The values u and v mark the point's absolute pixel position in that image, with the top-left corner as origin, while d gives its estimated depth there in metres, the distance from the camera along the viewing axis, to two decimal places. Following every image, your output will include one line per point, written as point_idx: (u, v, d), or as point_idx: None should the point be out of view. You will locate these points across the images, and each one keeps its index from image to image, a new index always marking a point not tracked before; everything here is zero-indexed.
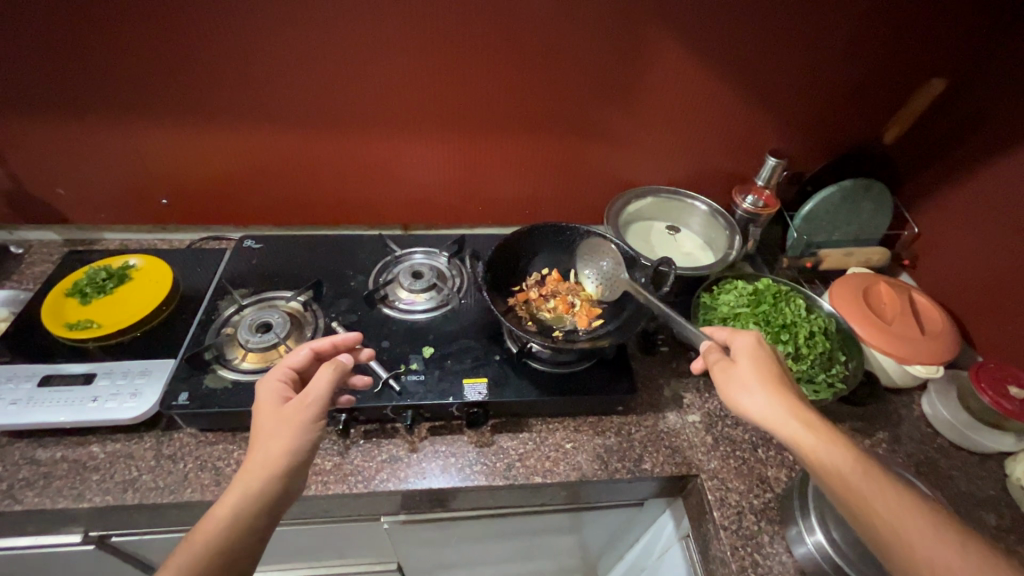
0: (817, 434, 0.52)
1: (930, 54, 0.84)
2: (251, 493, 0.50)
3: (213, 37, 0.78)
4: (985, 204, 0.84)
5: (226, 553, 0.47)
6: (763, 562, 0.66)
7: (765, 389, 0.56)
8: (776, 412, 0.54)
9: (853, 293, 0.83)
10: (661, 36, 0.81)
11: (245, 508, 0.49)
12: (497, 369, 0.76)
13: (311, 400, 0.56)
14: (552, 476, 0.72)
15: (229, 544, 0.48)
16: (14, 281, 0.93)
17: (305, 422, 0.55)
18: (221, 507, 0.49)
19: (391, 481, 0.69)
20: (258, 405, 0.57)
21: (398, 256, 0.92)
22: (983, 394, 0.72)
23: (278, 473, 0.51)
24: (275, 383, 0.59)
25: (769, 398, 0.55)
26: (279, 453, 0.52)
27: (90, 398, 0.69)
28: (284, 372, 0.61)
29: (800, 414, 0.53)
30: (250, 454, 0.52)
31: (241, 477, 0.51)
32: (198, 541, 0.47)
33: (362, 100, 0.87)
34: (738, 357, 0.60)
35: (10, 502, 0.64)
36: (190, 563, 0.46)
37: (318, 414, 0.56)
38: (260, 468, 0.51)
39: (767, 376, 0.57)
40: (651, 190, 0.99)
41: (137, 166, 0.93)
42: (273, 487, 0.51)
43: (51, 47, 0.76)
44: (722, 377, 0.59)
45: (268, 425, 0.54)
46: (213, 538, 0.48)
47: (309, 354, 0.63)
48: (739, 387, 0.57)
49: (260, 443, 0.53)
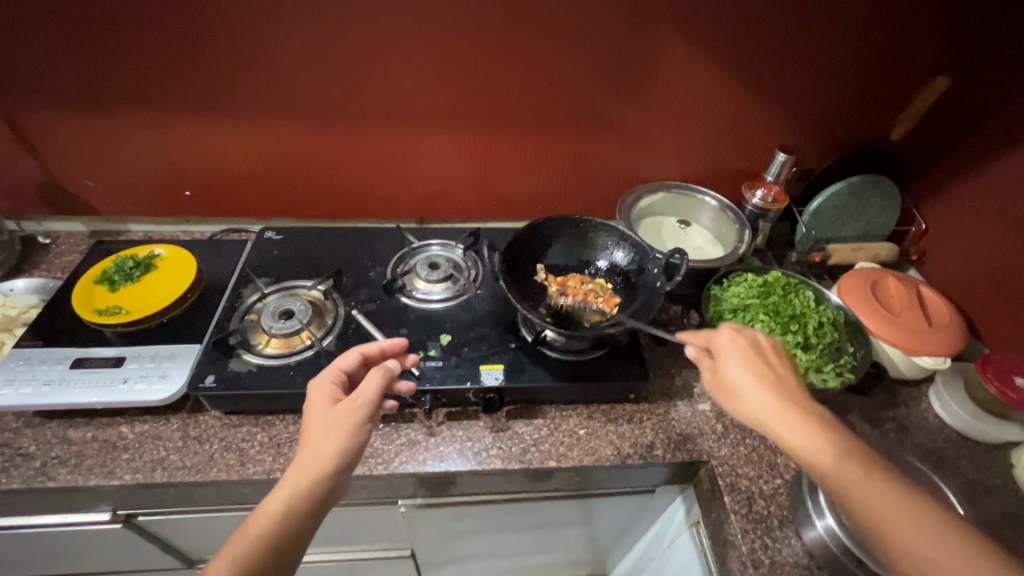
0: (804, 429, 0.53)
1: (936, 49, 0.85)
2: (301, 491, 0.54)
3: (238, 34, 0.80)
4: (993, 198, 0.85)
5: (276, 546, 0.52)
6: (773, 544, 0.67)
7: (756, 386, 0.58)
8: (767, 408, 0.56)
9: (861, 286, 0.86)
10: (674, 31, 0.83)
11: (294, 506, 0.53)
12: (512, 357, 0.77)
13: (360, 403, 0.59)
14: (567, 461, 0.74)
15: (280, 538, 0.52)
16: (42, 270, 0.96)
17: (353, 425, 0.57)
18: (272, 503, 0.53)
19: (410, 463, 0.72)
20: (311, 407, 0.61)
21: (415, 248, 0.94)
22: (989, 385, 0.73)
23: (326, 474, 0.55)
24: (327, 384, 0.62)
25: (761, 395, 0.57)
26: (329, 455, 0.55)
27: (120, 379, 0.72)
28: (335, 373, 0.64)
29: (790, 410, 0.55)
30: (300, 453, 0.56)
31: (291, 477, 0.55)
32: (251, 532, 0.52)
33: (380, 96, 0.90)
34: (722, 358, 0.62)
35: (44, 479, 0.66)
36: (245, 552, 0.51)
37: (366, 417, 0.58)
38: (310, 468, 0.55)
39: (758, 372, 0.59)
40: (662, 185, 1.01)
41: (163, 159, 0.96)
42: (320, 487, 0.54)
43: (82, 40, 0.79)
44: (715, 381, 0.62)
45: (319, 426, 0.58)
46: (266, 531, 0.52)
47: (359, 357, 0.66)
48: (731, 385, 0.59)
49: (311, 442, 0.56)
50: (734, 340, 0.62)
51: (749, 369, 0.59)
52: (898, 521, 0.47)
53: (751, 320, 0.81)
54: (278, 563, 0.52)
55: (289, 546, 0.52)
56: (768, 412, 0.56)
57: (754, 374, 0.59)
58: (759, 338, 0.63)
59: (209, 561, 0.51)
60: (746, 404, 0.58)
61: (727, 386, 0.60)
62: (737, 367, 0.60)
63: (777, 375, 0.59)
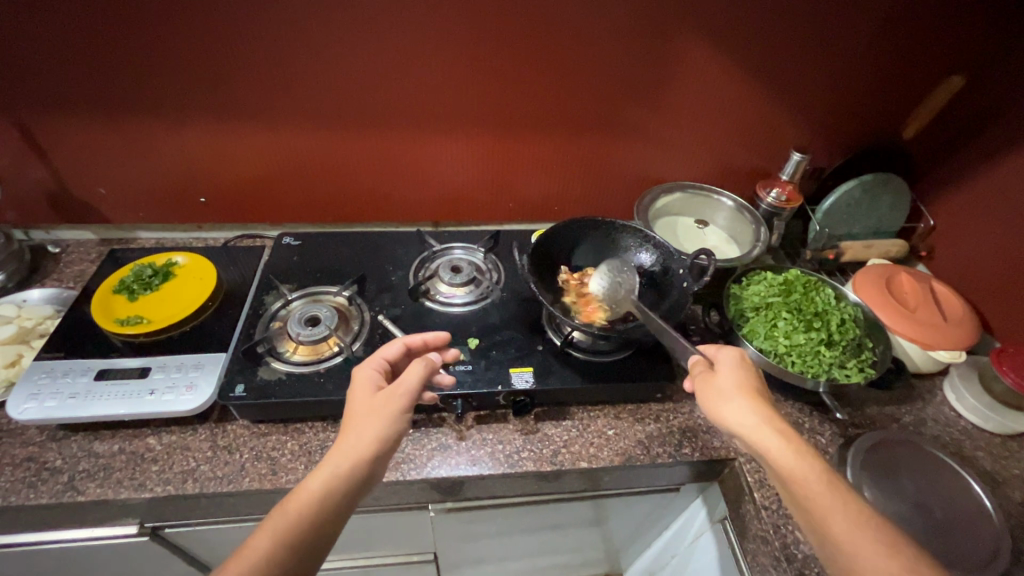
0: (788, 447, 0.55)
1: (948, 49, 0.87)
2: (340, 473, 0.54)
3: (258, 39, 0.80)
4: (1002, 194, 0.88)
5: (315, 525, 0.52)
6: (804, 539, 0.68)
7: (744, 398, 0.59)
8: (753, 421, 0.57)
9: (876, 281, 0.87)
10: (693, 34, 0.84)
11: (334, 486, 0.53)
12: (541, 358, 0.78)
13: (402, 391, 0.60)
14: (598, 461, 0.74)
15: (318, 518, 0.52)
16: (54, 280, 0.94)
17: (394, 412, 0.58)
18: (312, 482, 0.53)
19: (442, 467, 0.72)
20: (354, 392, 0.61)
21: (436, 252, 0.95)
22: (1006, 376, 0.75)
23: (366, 457, 0.55)
24: (371, 371, 0.63)
25: (747, 407, 0.58)
26: (368, 440, 0.56)
27: (147, 390, 0.71)
28: (379, 362, 0.65)
29: (776, 428, 0.56)
30: (341, 437, 0.56)
31: (331, 458, 0.55)
32: (291, 508, 0.52)
33: (400, 100, 0.89)
34: (720, 370, 0.62)
35: (73, 493, 0.65)
36: (284, 527, 0.51)
37: (407, 406, 0.59)
38: (349, 452, 0.55)
39: (748, 388, 0.60)
40: (678, 186, 1.02)
41: (176, 166, 0.94)
42: (360, 470, 0.54)
43: (99, 46, 0.78)
44: (702, 386, 0.62)
45: (361, 411, 0.58)
46: (306, 510, 0.52)
47: (402, 347, 0.67)
48: (717, 393, 0.60)
49: (352, 426, 0.57)
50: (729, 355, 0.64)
51: (740, 384, 0.60)
52: (853, 539, 0.49)
53: (773, 318, 0.83)
54: (313, 543, 0.51)
55: (327, 526, 0.52)
56: (756, 426, 0.56)
57: (744, 388, 0.60)
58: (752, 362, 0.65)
59: (250, 534, 0.51)
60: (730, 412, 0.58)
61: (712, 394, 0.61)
62: (733, 382, 0.61)
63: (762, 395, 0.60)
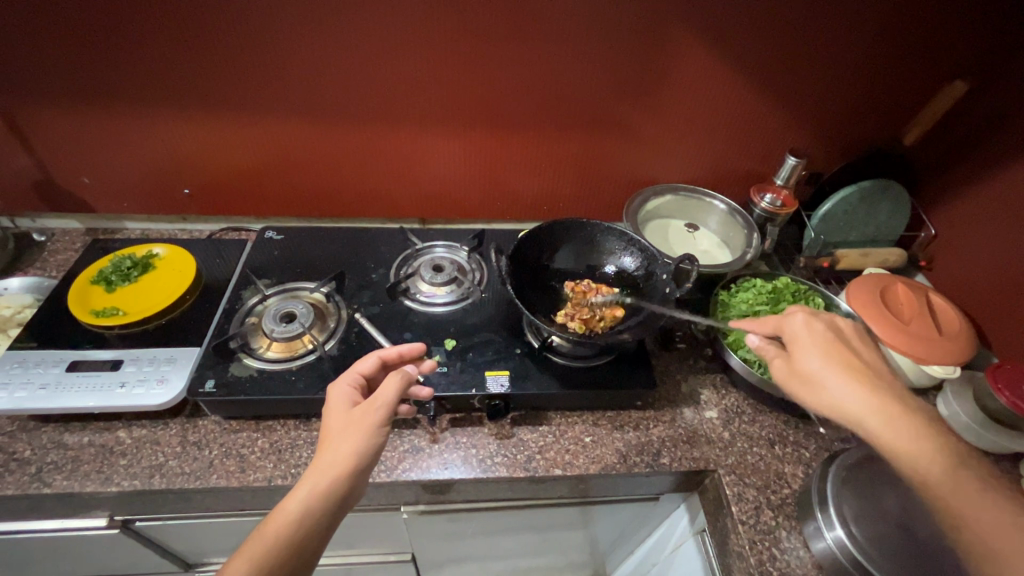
0: (896, 426, 0.52)
1: (951, 53, 0.84)
2: (319, 493, 0.52)
3: (239, 32, 0.78)
4: (1006, 205, 0.85)
5: (294, 549, 0.50)
6: (780, 556, 0.66)
7: (837, 374, 0.56)
8: (853, 398, 0.54)
9: (870, 293, 0.84)
10: (686, 35, 0.82)
11: (312, 505, 0.51)
12: (519, 362, 0.76)
13: (378, 404, 0.57)
14: (573, 469, 0.72)
15: (298, 541, 0.50)
16: (37, 269, 0.94)
17: (372, 426, 0.56)
18: (290, 502, 0.52)
19: (413, 471, 0.70)
20: (330, 410, 0.59)
21: (419, 250, 0.94)
22: (1000, 395, 0.72)
23: (345, 474, 0.53)
24: (346, 387, 0.60)
25: (845, 386, 0.55)
26: (346, 456, 0.53)
27: (118, 383, 0.70)
28: (354, 377, 0.62)
29: (879, 403, 0.53)
30: (318, 456, 0.54)
31: (308, 478, 0.53)
32: (267, 532, 0.50)
33: (385, 95, 0.88)
34: (801, 347, 0.59)
35: (40, 485, 0.65)
36: (263, 552, 0.49)
37: (384, 419, 0.56)
38: (327, 469, 0.53)
39: (838, 360, 0.57)
40: (670, 188, 1.00)
41: (161, 156, 0.94)
42: (339, 486, 0.53)
43: (82, 35, 0.77)
44: (786, 371, 0.60)
45: (338, 427, 0.56)
46: (285, 532, 0.50)
47: (377, 361, 0.64)
48: (806, 376, 0.58)
49: (329, 444, 0.55)
50: (809, 328, 0.60)
51: (828, 359, 0.57)
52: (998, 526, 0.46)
53: None
54: (295, 564, 0.50)
55: (306, 547, 0.50)
56: (863, 404, 0.54)
57: (830, 360, 0.57)
58: (831, 328, 0.61)
59: (226, 561, 0.49)
60: (823, 394, 0.56)
61: (803, 377, 0.58)
62: (818, 358, 0.58)
63: (857, 362, 0.57)
